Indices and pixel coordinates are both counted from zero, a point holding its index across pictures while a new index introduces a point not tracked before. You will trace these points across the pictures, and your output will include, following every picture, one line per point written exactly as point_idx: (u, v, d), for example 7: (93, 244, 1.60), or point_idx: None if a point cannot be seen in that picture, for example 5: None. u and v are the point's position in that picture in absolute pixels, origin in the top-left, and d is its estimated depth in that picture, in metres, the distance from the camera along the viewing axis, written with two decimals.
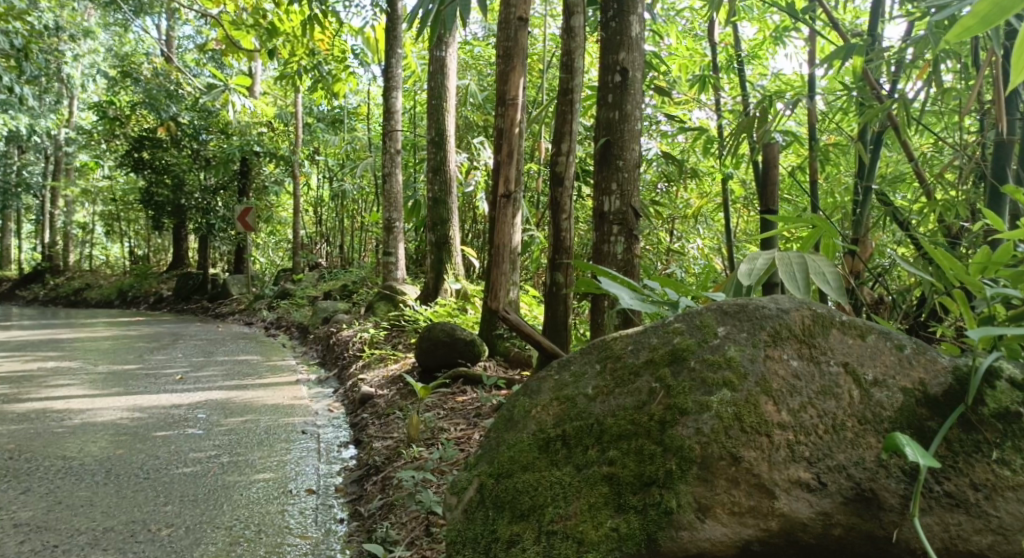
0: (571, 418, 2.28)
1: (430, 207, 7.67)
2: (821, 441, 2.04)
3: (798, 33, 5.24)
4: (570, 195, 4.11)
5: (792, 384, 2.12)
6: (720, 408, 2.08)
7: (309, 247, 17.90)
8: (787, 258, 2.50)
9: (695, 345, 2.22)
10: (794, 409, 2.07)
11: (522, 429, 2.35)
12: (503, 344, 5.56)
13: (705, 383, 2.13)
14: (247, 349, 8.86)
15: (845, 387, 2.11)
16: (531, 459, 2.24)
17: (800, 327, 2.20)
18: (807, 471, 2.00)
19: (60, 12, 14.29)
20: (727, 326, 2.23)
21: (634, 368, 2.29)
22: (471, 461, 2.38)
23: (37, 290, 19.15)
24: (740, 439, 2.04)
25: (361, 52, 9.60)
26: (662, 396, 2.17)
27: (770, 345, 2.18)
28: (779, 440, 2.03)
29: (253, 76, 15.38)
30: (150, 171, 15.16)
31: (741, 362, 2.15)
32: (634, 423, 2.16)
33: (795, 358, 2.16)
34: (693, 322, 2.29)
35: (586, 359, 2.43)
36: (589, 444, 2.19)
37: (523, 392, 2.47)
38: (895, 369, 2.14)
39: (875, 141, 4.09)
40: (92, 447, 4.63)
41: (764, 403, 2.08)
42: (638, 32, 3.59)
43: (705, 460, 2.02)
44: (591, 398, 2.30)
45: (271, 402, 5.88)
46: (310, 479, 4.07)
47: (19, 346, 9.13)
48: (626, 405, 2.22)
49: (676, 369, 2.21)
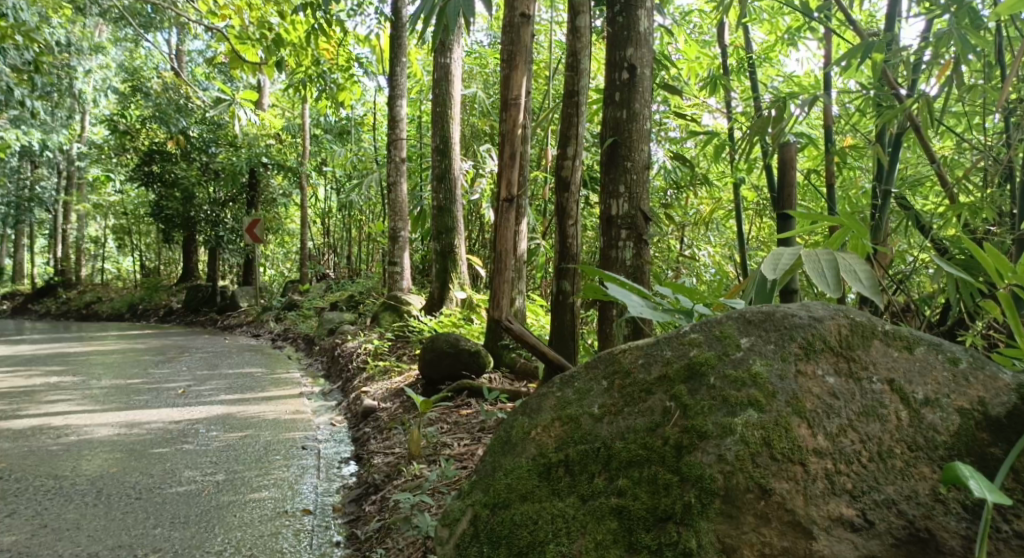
0: (575, 441, 2.10)
1: (435, 216, 7.50)
2: (864, 471, 1.85)
3: (814, 32, 5.04)
4: (576, 200, 3.93)
5: (829, 403, 1.94)
6: (746, 432, 1.90)
7: (317, 258, 17.78)
8: (815, 255, 2.31)
9: (715, 358, 2.06)
10: (830, 433, 1.90)
11: (520, 452, 2.17)
12: (508, 355, 5.37)
13: (727, 402, 1.96)
14: (253, 362, 8.70)
15: (890, 407, 1.93)
16: (531, 487, 2.06)
17: (836, 338, 2.04)
18: (850, 506, 1.81)
19: (70, 28, 14.25)
20: (752, 338, 2.07)
21: (645, 385, 2.12)
22: (465, 488, 2.20)
23: (48, 304, 19.11)
24: (770, 469, 1.86)
25: (367, 60, 9.45)
26: (678, 417, 2.00)
27: (802, 359, 2.01)
28: (815, 469, 1.85)
29: (261, 88, 15.29)
30: (159, 184, 15.08)
31: (769, 379, 1.98)
32: (647, 447, 1.99)
33: (831, 374, 1.99)
34: (712, 333, 2.12)
35: (591, 375, 2.25)
36: (596, 472, 2.01)
37: (521, 410, 2.29)
38: (949, 387, 1.96)
39: (894, 142, 3.90)
40: (86, 465, 4.47)
41: (796, 425, 1.90)
42: (647, 27, 3.42)
43: (730, 493, 1.84)
44: (597, 418, 2.12)
45: (273, 416, 5.71)
46: (307, 499, 3.88)
47: (25, 360, 9.02)
48: (637, 427, 2.04)
49: (693, 386, 2.04)
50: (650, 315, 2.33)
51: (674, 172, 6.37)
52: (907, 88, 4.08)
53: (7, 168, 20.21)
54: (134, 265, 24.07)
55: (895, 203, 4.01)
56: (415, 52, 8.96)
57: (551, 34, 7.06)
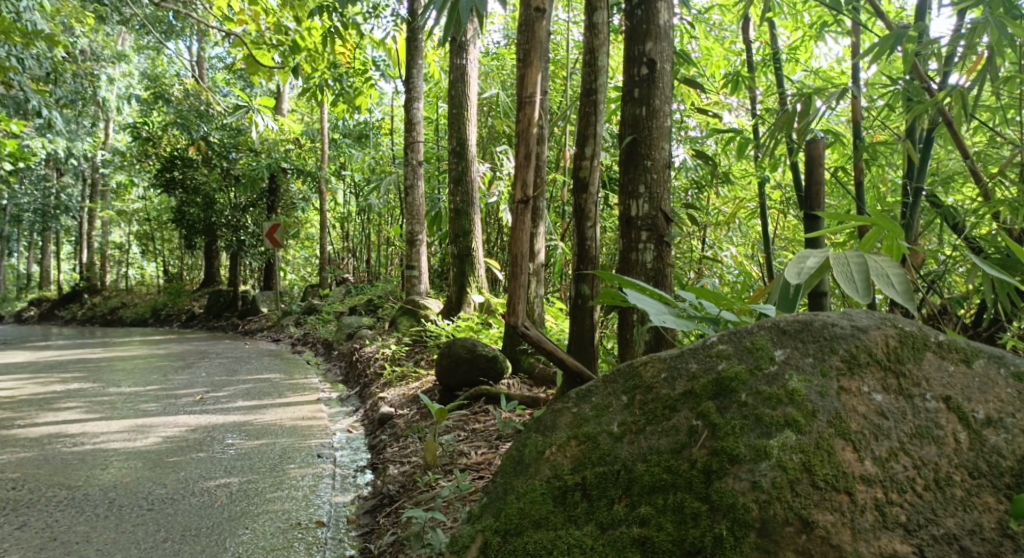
0: (593, 462, 1.98)
1: (452, 218, 7.39)
2: (920, 501, 1.72)
3: (842, 25, 4.85)
4: (594, 201, 3.80)
5: (877, 425, 1.82)
6: (783, 456, 1.78)
7: (337, 262, 17.78)
8: (843, 257, 2.18)
9: (746, 373, 1.94)
10: (879, 457, 1.77)
11: (534, 474, 2.05)
12: (527, 360, 5.26)
13: (761, 422, 1.84)
14: (272, 367, 8.64)
15: (947, 429, 1.81)
16: (545, 513, 1.94)
17: (883, 351, 1.92)
18: (905, 542, 1.67)
19: (92, 37, 14.27)
20: (786, 350, 1.95)
21: (669, 402, 1.99)
22: (475, 512, 2.09)
23: (74, 309, 19.27)
24: (812, 498, 1.73)
25: (383, 64, 9.33)
26: (705, 437, 1.88)
27: (845, 374, 1.89)
28: (863, 499, 1.72)
29: (279, 94, 15.24)
30: (182, 191, 14.92)
31: (808, 397, 1.86)
32: (672, 471, 1.87)
33: (878, 392, 1.86)
34: (742, 344, 2.00)
35: (609, 390, 2.12)
36: (616, 498, 1.90)
37: (535, 427, 2.17)
38: (1013, 404, 1.83)
39: (925, 139, 3.75)
40: (100, 474, 4.40)
41: (840, 448, 1.78)
42: (666, 19, 3.29)
43: (766, 525, 1.71)
44: (617, 437, 2.00)
45: (290, 423, 5.64)
46: (321, 510, 3.77)
47: (47, 367, 9.01)
48: (661, 449, 1.92)
49: (722, 404, 1.92)
50: (672, 324, 2.18)
51: (695, 171, 6.22)
52: (939, 83, 3.92)
53: (34, 175, 20.39)
54: (158, 270, 24.22)
55: (925, 202, 3.86)
56: (431, 55, 8.81)
57: (568, 33, 6.94)
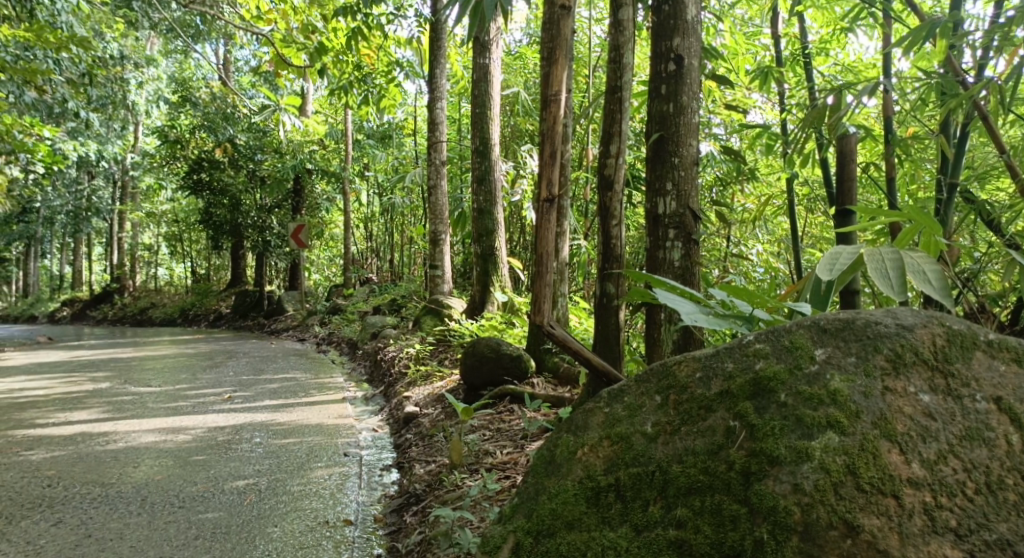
0: (627, 463, 1.95)
1: (475, 218, 7.36)
2: (970, 505, 1.67)
3: (872, 19, 4.76)
4: (620, 200, 3.76)
5: (925, 426, 1.77)
6: (826, 458, 1.74)
7: (360, 262, 17.87)
8: (878, 254, 2.12)
9: (785, 371, 1.90)
10: (927, 460, 1.73)
11: (566, 474, 2.03)
12: (552, 359, 5.23)
13: (802, 423, 1.81)
14: (298, 366, 8.71)
15: (999, 430, 1.76)
16: (579, 514, 1.92)
17: (930, 349, 1.87)
18: (955, 547, 1.63)
19: (123, 42, 14.41)
20: (827, 349, 1.92)
21: (705, 401, 1.96)
22: (508, 512, 2.07)
23: (105, 309, 19.53)
24: (857, 502, 1.69)
25: (409, 64, 9.27)
26: (744, 437, 1.85)
27: (890, 374, 1.84)
28: (911, 503, 1.68)
29: (304, 95, 15.32)
30: (208, 192, 15.05)
31: (851, 397, 1.82)
32: (709, 472, 1.84)
33: (926, 392, 1.82)
34: (781, 343, 1.96)
35: (642, 390, 2.08)
36: (651, 499, 1.87)
37: (566, 427, 2.15)
38: None
39: (960, 134, 3.68)
40: (133, 472, 4.44)
41: (886, 450, 1.74)
42: (694, 15, 3.24)
43: (809, 529, 1.68)
44: (651, 438, 1.97)
45: (316, 422, 5.67)
46: (348, 509, 3.78)
47: (78, 367, 9.12)
48: (697, 449, 1.89)
49: (761, 403, 1.88)
50: (704, 323, 2.13)
51: (721, 168, 6.15)
52: (973, 76, 3.83)
53: (65, 177, 20.65)
54: (186, 271, 24.48)
55: (959, 198, 3.78)
56: (454, 54, 8.78)
57: (590, 32, 6.90)
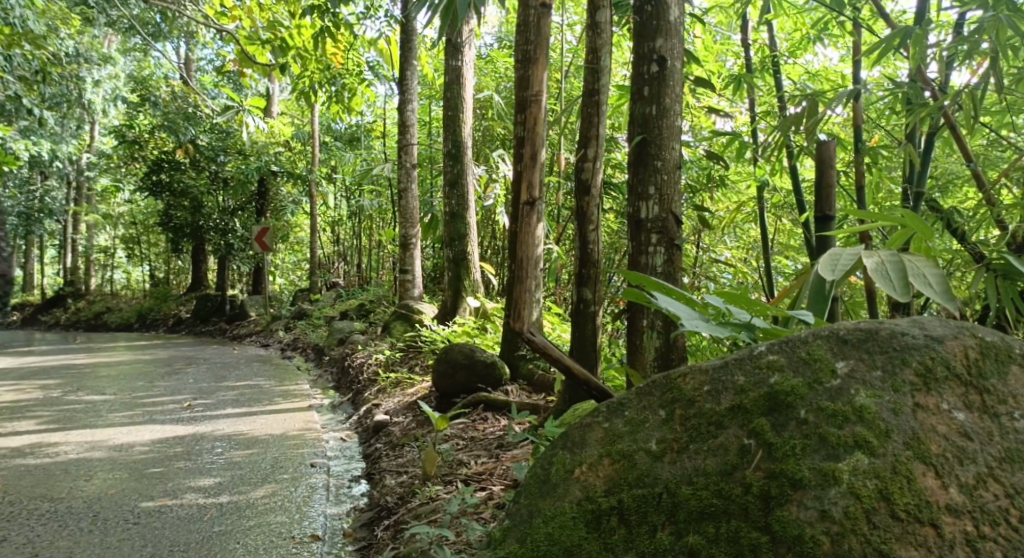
0: (630, 484, 1.84)
1: (447, 222, 7.24)
2: (1016, 535, 1.57)
3: (845, 27, 4.75)
4: (597, 204, 3.67)
5: (962, 446, 1.68)
6: (854, 482, 1.64)
7: (326, 266, 17.64)
8: (878, 256, 2.08)
9: (804, 386, 1.81)
10: (965, 485, 1.63)
11: (562, 495, 1.91)
12: (525, 365, 5.12)
13: (826, 443, 1.71)
14: (261, 373, 8.50)
15: None
16: (578, 540, 1.81)
17: (963, 363, 1.79)
18: None
19: (80, 39, 14.00)
20: (849, 362, 1.82)
21: (715, 417, 1.85)
22: (499, 537, 1.94)
23: (58, 314, 18.97)
24: (893, 531, 1.59)
25: (377, 65, 9.13)
26: (761, 458, 1.75)
27: (920, 391, 1.76)
28: (951, 533, 1.58)
29: (269, 96, 15.05)
30: (168, 194, 14.70)
31: (880, 415, 1.72)
32: (723, 496, 1.73)
33: (960, 410, 1.73)
34: (797, 355, 1.87)
35: (645, 404, 1.97)
36: (659, 524, 1.76)
37: (561, 444, 2.03)
38: None
39: (926, 142, 3.67)
40: (85, 485, 4.24)
41: (920, 474, 1.64)
42: (677, 16, 3.18)
43: None
44: (656, 456, 1.86)
45: (281, 431, 5.50)
46: (315, 523, 3.64)
47: (28, 374, 8.79)
48: (709, 469, 1.78)
49: (778, 421, 1.78)
50: (706, 329, 2.05)
51: (693, 173, 6.11)
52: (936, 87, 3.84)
53: (18, 178, 20.05)
54: (144, 275, 23.95)
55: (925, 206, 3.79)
56: (424, 56, 8.67)
57: (562, 36, 6.82)
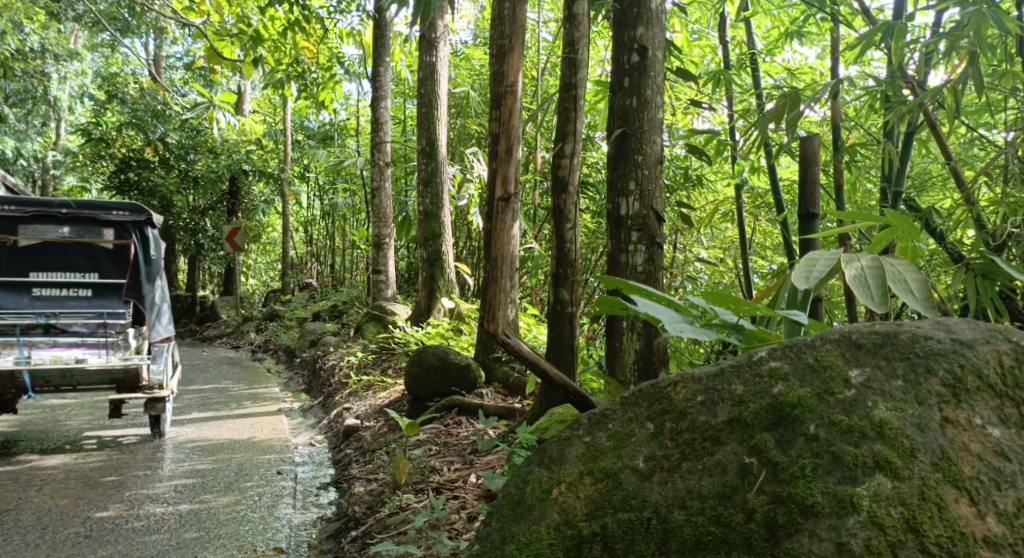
0: (615, 507, 1.69)
1: (421, 222, 7.06)
2: None
3: (825, 24, 4.67)
4: (574, 202, 3.53)
5: (998, 467, 1.53)
6: (875, 507, 1.49)
7: (299, 266, 17.40)
8: (857, 263, 1.96)
9: (813, 398, 1.65)
10: (1004, 512, 1.48)
11: (539, 519, 1.75)
12: (501, 368, 4.97)
13: (841, 463, 1.55)
14: (229, 376, 8.25)
15: None
16: None
17: (995, 372, 1.63)
18: None
19: (44, 34, 13.55)
20: (863, 371, 1.67)
21: (711, 432, 1.70)
22: None
23: None
24: None
25: (350, 62, 8.91)
26: (764, 479, 1.59)
27: (949, 404, 1.59)
28: None
29: (240, 93, 14.75)
30: (136, 194, 14.17)
31: (903, 431, 1.56)
32: (722, 522, 1.58)
33: (994, 425, 1.58)
34: (802, 362, 1.71)
35: (631, 416, 1.81)
36: (650, 552, 1.61)
37: (538, 459, 1.87)
38: None
39: (904, 141, 3.56)
40: (36, 496, 4.01)
41: (952, 500, 1.48)
42: (659, 4, 3.05)
43: None
44: (645, 475, 1.70)
45: (248, 437, 5.30)
46: (279, 534, 3.46)
47: None
48: (706, 491, 1.63)
49: (783, 436, 1.63)
50: (690, 333, 1.92)
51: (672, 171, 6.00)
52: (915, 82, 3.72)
53: None
54: None
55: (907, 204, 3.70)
56: (398, 52, 8.48)
57: (539, 33, 6.66)
